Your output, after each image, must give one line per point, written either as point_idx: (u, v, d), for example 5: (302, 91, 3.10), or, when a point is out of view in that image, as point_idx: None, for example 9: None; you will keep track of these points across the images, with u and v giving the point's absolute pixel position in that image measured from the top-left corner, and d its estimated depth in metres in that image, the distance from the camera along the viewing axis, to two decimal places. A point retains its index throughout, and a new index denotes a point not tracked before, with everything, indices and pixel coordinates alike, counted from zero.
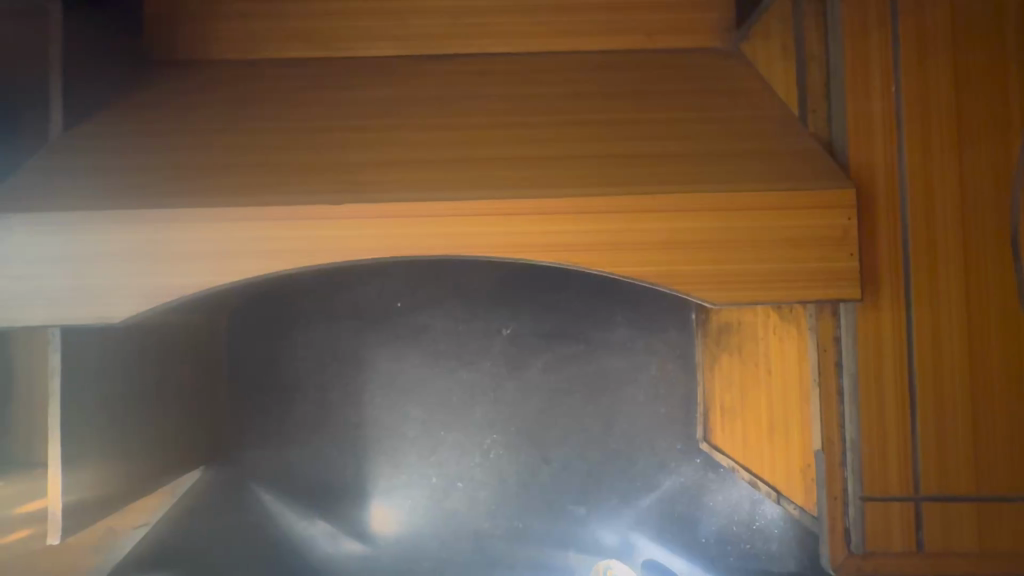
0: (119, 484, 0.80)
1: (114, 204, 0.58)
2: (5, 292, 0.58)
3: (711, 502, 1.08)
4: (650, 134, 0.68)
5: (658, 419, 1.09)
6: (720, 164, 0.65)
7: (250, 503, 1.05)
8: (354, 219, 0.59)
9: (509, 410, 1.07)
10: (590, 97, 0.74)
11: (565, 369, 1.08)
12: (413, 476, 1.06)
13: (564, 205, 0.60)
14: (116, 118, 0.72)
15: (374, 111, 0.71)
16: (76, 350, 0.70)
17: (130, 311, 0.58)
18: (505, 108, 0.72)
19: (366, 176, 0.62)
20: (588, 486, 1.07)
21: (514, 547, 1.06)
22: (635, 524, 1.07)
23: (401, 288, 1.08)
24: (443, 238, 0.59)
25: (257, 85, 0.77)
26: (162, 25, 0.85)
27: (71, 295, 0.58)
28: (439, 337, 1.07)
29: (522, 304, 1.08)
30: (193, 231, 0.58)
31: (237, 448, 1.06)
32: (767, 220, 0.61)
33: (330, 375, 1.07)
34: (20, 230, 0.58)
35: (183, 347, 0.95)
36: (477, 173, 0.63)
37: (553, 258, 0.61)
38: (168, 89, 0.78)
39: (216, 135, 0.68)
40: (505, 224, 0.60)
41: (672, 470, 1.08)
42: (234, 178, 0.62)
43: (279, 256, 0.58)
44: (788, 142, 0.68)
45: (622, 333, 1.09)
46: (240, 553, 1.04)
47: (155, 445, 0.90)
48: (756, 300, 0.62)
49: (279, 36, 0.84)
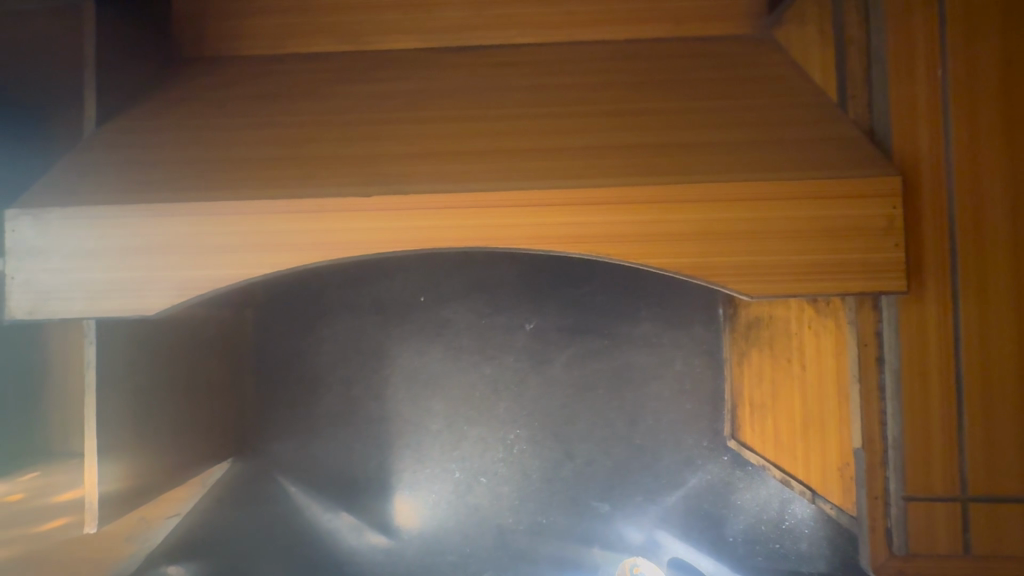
0: (152, 475, 0.81)
1: (148, 198, 0.59)
2: (45, 285, 0.59)
3: (738, 501, 1.06)
4: (681, 123, 0.67)
5: (684, 415, 1.07)
6: (754, 153, 0.63)
7: (276, 495, 1.06)
8: (382, 211, 0.58)
9: (533, 406, 1.06)
10: (618, 87, 0.72)
11: (589, 364, 1.07)
12: (437, 470, 1.06)
13: (596, 195, 0.59)
14: (147, 114, 0.73)
15: (400, 103, 0.71)
16: (111, 343, 0.71)
17: (165, 302, 0.59)
18: (531, 99, 0.71)
19: (394, 168, 0.61)
20: (613, 483, 1.06)
21: (538, 542, 1.05)
22: (660, 522, 1.06)
23: (425, 282, 1.07)
24: (475, 230, 0.59)
25: (284, 79, 0.77)
26: (189, 22, 0.86)
27: (107, 287, 0.59)
28: (462, 331, 1.07)
29: (545, 299, 1.07)
30: (226, 223, 0.58)
31: (264, 441, 1.07)
32: (806, 210, 0.59)
33: (354, 369, 1.07)
34: (59, 224, 0.59)
35: (211, 339, 0.96)
36: (505, 164, 0.62)
37: (585, 249, 0.60)
38: (195, 86, 0.78)
39: (246, 129, 0.68)
40: (535, 215, 0.59)
41: (699, 467, 1.06)
42: (263, 172, 0.62)
43: (310, 248, 0.58)
44: (826, 129, 0.66)
45: (647, 328, 1.07)
46: (266, 546, 1.05)
47: (187, 437, 0.91)
48: (795, 293, 0.60)
49: (303, 32, 0.84)
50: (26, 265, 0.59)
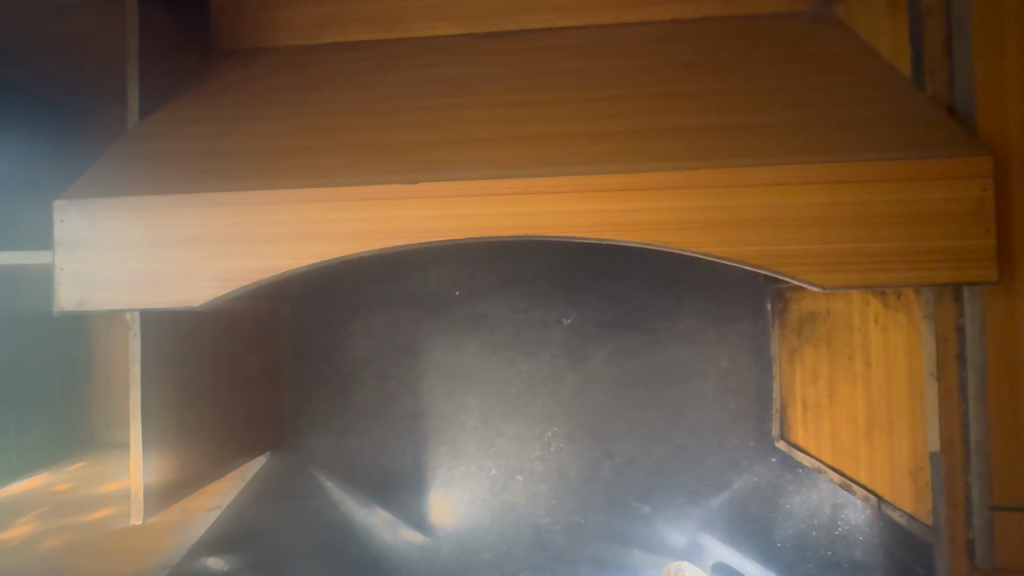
0: (193, 469, 0.81)
1: (191, 189, 0.58)
2: (92, 276, 0.59)
3: (787, 505, 1.01)
4: (740, 104, 0.63)
5: (729, 415, 1.02)
6: (824, 134, 0.58)
7: (313, 489, 1.06)
8: (427, 199, 0.56)
9: (570, 403, 1.03)
10: (669, 69, 0.69)
11: (628, 361, 1.03)
12: (472, 467, 1.04)
13: (653, 180, 0.55)
14: (188, 106, 0.73)
15: (441, 90, 0.68)
16: (156, 335, 0.72)
17: (209, 294, 0.58)
18: (578, 83, 0.67)
19: (438, 156, 0.59)
20: (654, 484, 1.02)
21: (576, 543, 1.02)
22: (703, 525, 1.02)
23: (459, 276, 1.05)
24: (524, 219, 0.56)
25: (322, 69, 0.76)
26: (224, 14, 0.85)
27: (151, 278, 0.58)
28: (498, 326, 1.05)
29: (582, 293, 1.04)
30: (268, 213, 0.57)
31: (300, 435, 1.07)
32: (883, 195, 0.55)
33: (388, 363, 1.06)
34: (104, 215, 0.59)
35: (248, 333, 0.96)
36: (553, 150, 0.59)
37: (643, 238, 0.56)
38: (234, 77, 0.77)
39: (286, 120, 0.67)
40: (588, 201, 0.55)
41: (745, 469, 1.02)
42: (305, 162, 0.60)
43: (353, 238, 0.56)
44: (901, 107, 0.61)
45: (689, 324, 1.03)
46: (302, 541, 1.04)
47: (228, 431, 0.91)
48: (871, 284, 0.56)
49: (340, 21, 0.82)
50: (73, 257, 0.59)
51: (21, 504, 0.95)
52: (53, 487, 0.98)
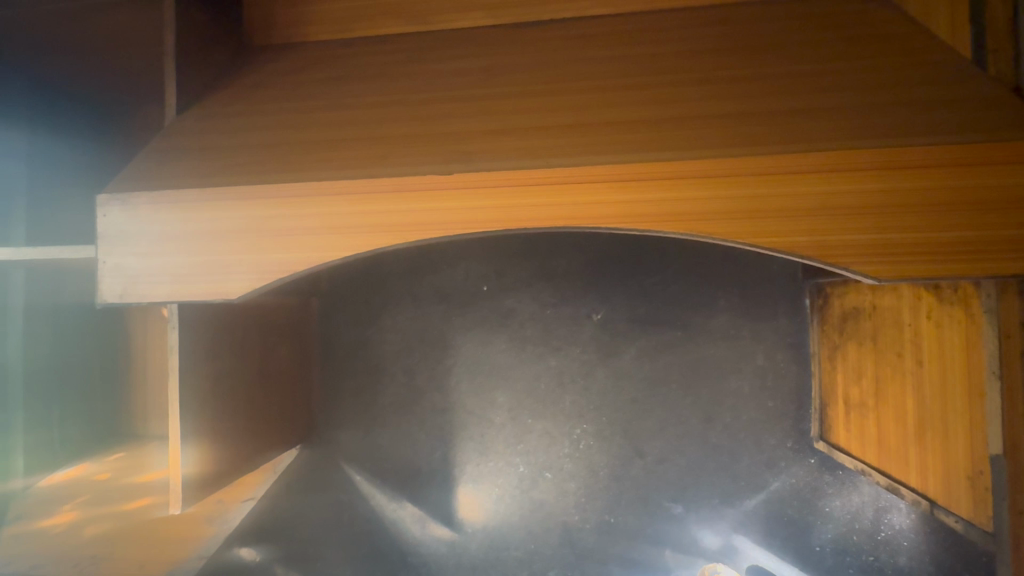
0: (230, 461, 0.82)
1: (229, 182, 0.58)
2: (134, 269, 0.60)
3: (826, 508, 0.98)
4: (788, 89, 0.60)
5: (766, 414, 0.99)
6: (879, 118, 0.55)
7: (343, 483, 1.06)
8: (463, 190, 0.55)
9: (601, 400, 1.02)
10: (710, 54, 0.66)
11: (660, 357, 1.01)
12: (501, 464, 1.03)
13: (695, 168, 0.53)
14: (224, 101, 0.73)
15: (473, 80, 0.67)
16: (193, 328, 0.73)
17: (246, 286, 0.58)
18: (614, 71, 0.66)
19: (473, 146, 0.58)
20: (687, 483, 1.00)
21: (606, 543, 1.01)
22: (738, 527, 0.99)
23: (488, 271, 1.04)
24: (560, 208, 0.54)
25: (353, 62, 0.76)
26: (256, 11, 0.86)
27: (190, 271, 0.59)
28: (527, 322, 1.03)
29: (613, 287, 1.02)
30: (303, 204, 0.56)
31: (330, 429, 1.08)
32: (948, 179, 0.51)
33: (417, 359, 1.06)
34: (144, 207, 0.60)
35: (280, 328, 0.96)
36: (593, 138, 0.57)
37: (684, 228, 0.54)
38: (267, 73, 0.78)
39: (319, 113, 0.67)
40: (627, 191, 0.53)
41: (782, 470, 0.99)
42: (338, 153, 0.60)
43: (388, 230, 0.56)
44: (959, 89, 0.57)
45: (724, 320, 1.00)
46: (331, 534, 1.05)
47: (263, 424, 0.92)
48: (925, 276, 0.53)
49: (370, 14, 0.82)
50: (116, 250, 0.60)
51: (63, 492, 0.97)
52: (94, 476, 1.00)
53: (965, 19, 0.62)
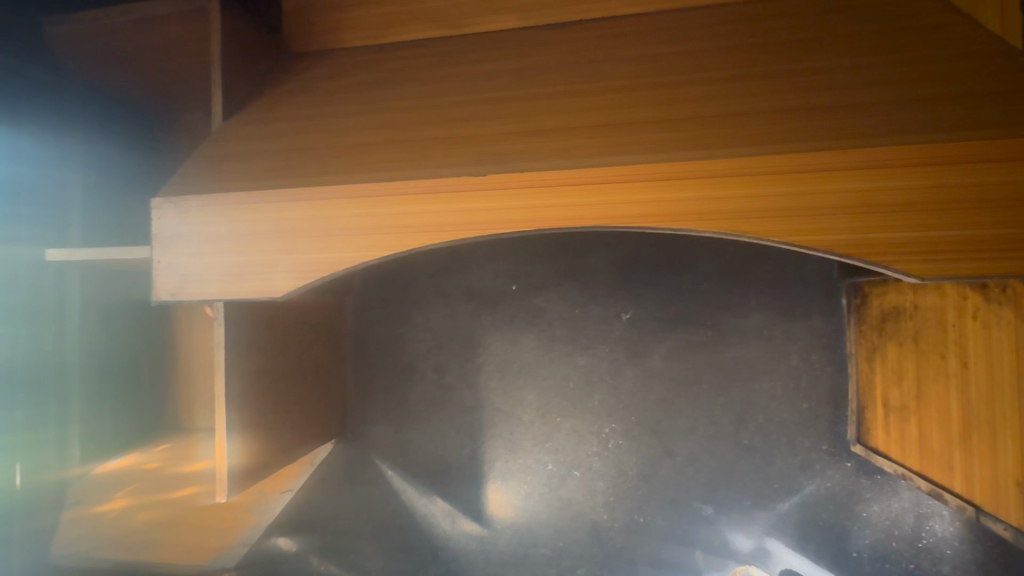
0: (270, 453, 0.85)
1: (274, 185, 0.61)
2: (185, 268, 0.63)
3: (864, 513, 0.95)
4: (824, 85, 0.59)
5: (801, 416, 0.97)
6: (923, 112, 0.54)
7: (375, 477, 1.09)
8: (498, 191, 0.56)
9: (629, 399, 1.01)
10: (745, 50, 0.65)
11: (690, 357, 1.00)
12: (529, 462, 1.04)
13: (729, 166, 0.53)
14: (266, 108, 0.76)
15: (505, 83, 0.69)
16: (236, 325, 0.76)
17: (289, 285, 0.61)
18: (646, 70, 0.66)
19: (506, 147, 0.59)
20: (717, 484, 0.99)
21: (634, 542, 1.01)
22: (770, 530, 0.98)
23: (516, 271, 1.05)
24: (593, 208, 0.55)
25: (387, 67, 0.78)
26: (294, 20, 0.89)
27: (237, 270, 0.62)
28: (555, 321, 1.04)
29: (642, 286, 1.02)
30: (344, 205, 0.59)
31: (363, 425, 1.10)
32: (998, 175, 0.50)
33: (447, 356, 1.08)
34: (194, 210, 0.63)
35: (316, 324, 0.99)
36: (626, 138, 0.57)
37: (717, 227, 0.54)
38: (306, 79, 0.81)
39: (357, 117, 0.69)
40: (659, 189, 0.54)
41: (817, 473, 0.97)
42: (376, 157, 0.62)
43: (424, 230, 0.57)
44: (1006, 81, 0.55)
45: (756, 320, 0.99)
46: (363, 526, 1.08)
47: (302, 419, 0.95)
48: (969, 273, 0.52)
49: (403, 19, 0.84)
50: (169, 251, 0.64)
51: (112, 481, 1.03)
52: (141, 466, 1.05)
53: (1014, 11, 0.60)
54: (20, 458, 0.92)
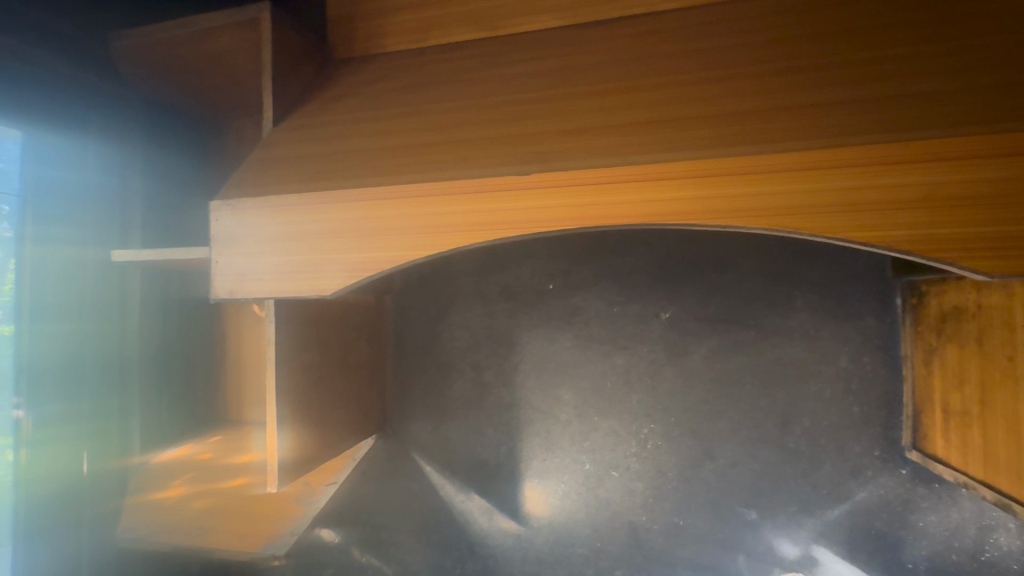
0: (317, 448, 0.88)
1: (323, 187, 0.63)
2: (242, 267, 0.66)
3: (920, 523, 0.91)
4: (878, 75, 0.57)
5: (851, 420, 0.94)
6: (988, 101, 0.51)
7: (413, 472, 1.11)
8: (541, 190, 0.56)
9: (669, 400, 1.00)
10: (792, 42, 0.64)
11: (733, 358, 0.98)
12: (567, 461, 1.04)
13: (777, 162, 0.51)
14: (313, 113, 0.79)
15: (544, 82, 0.69)
16: (285, 322, 0.80)
17: (338, 283, 0.63)
18: (688, 65, 0.65)
19: (548, 146, 0.60)
20: (760, 488, 0.96)
21: (674, 545, 0.99)
22: (818, 537, 0.94)
23: (554, 270, 1.05)
24: (636, 206, 0.54)
25: (428, 70, 0.79)
26: (338, 27, 0.92)
27: (289, 269, 0.64)
28: (592, 320, 1.03)
29: (682, 286, 1.00)
30: (391, 206, 0.60)
31: (402, 422, 1.12)
32: None
33: (484, 355, 1.08)
34: (249, 211, 0.66)
35: (359, 323, 1.02)
36: (669, 134, 0.57)
37: (766, 223, 0.52)
38: (350, 84, 0.83)
39: (401, 119, 0.71)
40: (703, 186, 0.53)
41: (869, 480, 0.93)
42: (421, 158, 0.63)
43: (468, 230, 0.58)
44: None
45: (803, 320, 0.95)
46: (402, 520, 1.10)
47: (346, 415, 0.97)
48: None
49: (443, 22, 0.85)
50: (225, 251, 0.67)
51: (169, 469, 1.06)
52: (195, 456, 1.08)
53: None
54: (87, 445, 0.97)
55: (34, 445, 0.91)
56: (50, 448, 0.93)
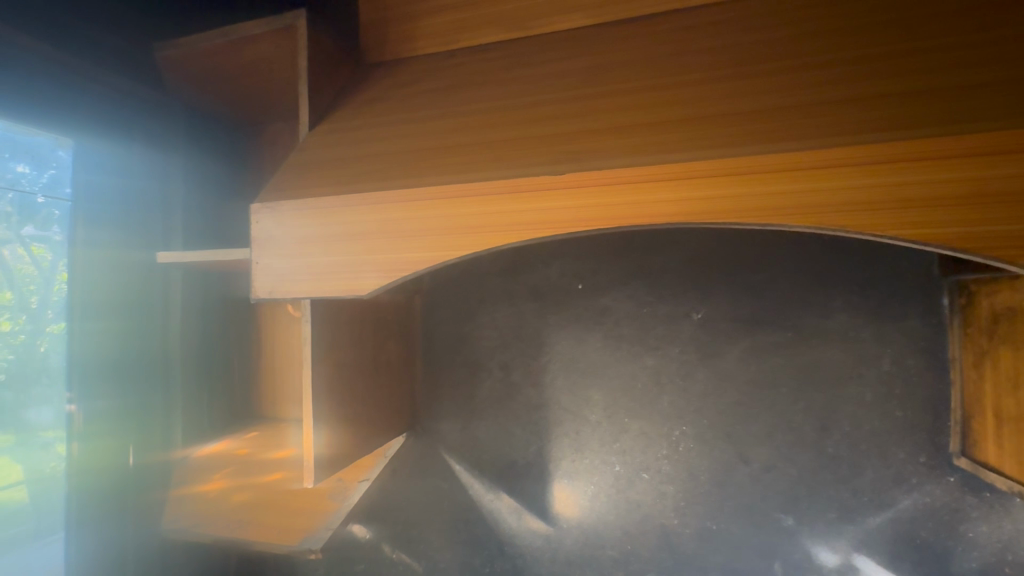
0: (350, 445, 0.89)
1: (359, 189, 0.65)
2: (280, 268, 0.68)
3: (969, 534, 0.87)
4: (926, 66, 0.55)
5: (894, 424, 0.90)
6: None
7: (442, 471, 1.12)
8: (573, 190, 0.56)
9: (701, 401, 0.98)
10: (835, 33, 0.62)
11: (768, 360, 0.95)
12: (596, 462, 1.03)
13: (820, 158, 0.50)
14: (347, 117, 0.81)
15: (575, 81, 0.69)
16: (320, 321, 0.82)
17: (373, 284, 0.64)
18: (724, 61, 0.64)
19: (580, 145, 0.59)
20: (798, 494, 0.94)
21: (706, 550, 0.97)
22: (858, 545, 0.91)
23: (583, 269, 1.05)
24: (670, 205, 0.54)
25: (459, 71, 0.80)
26: (370, 31, 0.93)
27: (326, 270, 0.66)
28: (622, 320, 1.02)
29: (715, 286, 0.98)
30: (425, 207, 0.61)
31: (431, 421, 1.13)
32: None
33: (513, 355, 1.09)
34: (287, 213, 0.68)
35: (389, 322, 1.03)
36: (705, 131, 0.56)
37: (808, 221, 0.51)
38: (383, 87, 0.85)
39: (434, 121, 0.71)
40: (740, 185, 0.52)
41: (913, 487, 0.89)
42: (453, 159, 0.64)
43: (501, 230, 0.58)
44: None
45: (842, 320, 0.92)
46: (432, 518, 1.12)
47: (379, 413, 0.99)
48: None
49: (473, 24, 0.86)
50: (264, 252, 0.69)
51: (210, 463, 1.09)
52: (234, 451, 1.11)
53: None
54: (132, 440, 1.01)
55: (84, 439, 0.95)
56: (99, 443, 0.96)
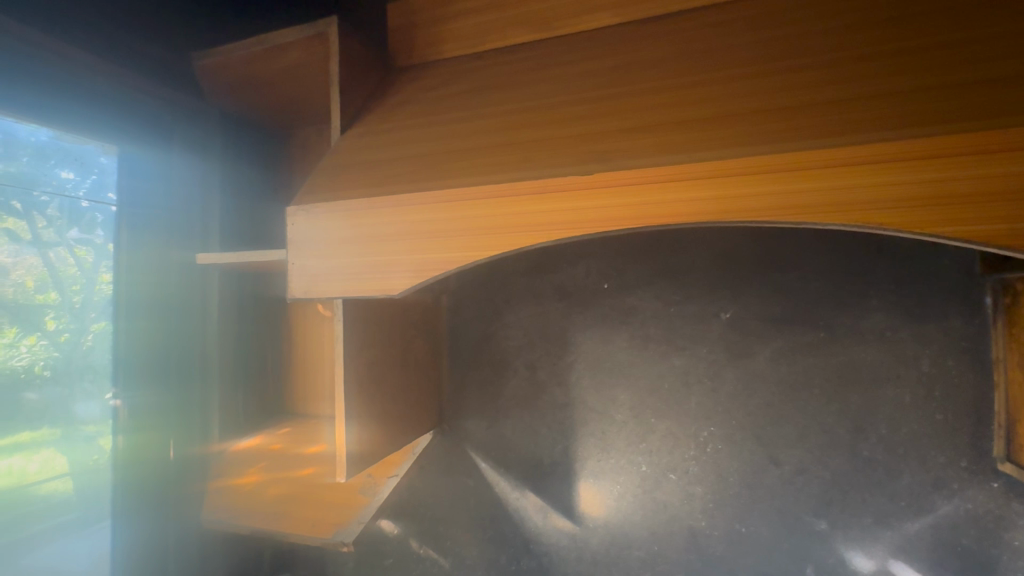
0: (380, 442, 0.91)
1: (391, 191, 0.66)
2: (315, 268, 0.70)
3: (1015, 542, 0.84)
4: (971, 59, 0.53)
5: (933, 428, 0.88)
6: None
7: (469, 468, 1.13)
8: (603, 190, 0.56)
9: (730, 402, 0.97)
10: (873, 25, 0.60)
11: (799, 360, 0.94)
12: (623, 462, 1.03)
13: (857, 154, 0.49)
14: (378, 120, 0.83)
15: (604, 81, 0.69)
16: (351, 321, 0.84)
17: (405, 283, 0.65)
18: (756, 57, 0.63)
19: (609, 145, 0.60)
20: (831, 498, 0.92)
21: (735, 552, 0.96)
22: (895, 551, 0.89)
23: (608, 269, 1.05)
24: (702, 204, 0.53)
25: (487, 74, 0.81)
26: (398, 35, 0.95)
27: (359, 270, 0.68)
28: (649, 320, 1.02)
29: (744, 285, 0.97)
30: (456, 208, 0.62)
31: (457, 419, 1.14)
32: None
33: (538, 354, 1.09)
34: (322, 215, 0.70)
35: (417, 321, 1.05)
36: (736, 129, 0.56)
37: (845, 218, 0.50)
38: (412, 91, 0.86)
39: (463, 123, 0.73)
40: (774, 182, 0.51)
41: (954, 493, 0.86)
42: (483, 160, 0.65)
43: (531, 230, 0.59)
44: None
45: (877, 320, 0.90)
46: (458, 515, 1.13)
47: (407, 411, 1.01)
48: None
49: (500, 26, 0.86)
50: (300, 253, 0.71)
51: (245, 457, 1.12)
52: (267, 446, 1.14)
53: None
54: (172, 434, 1.05)
55: (129, 432, 0.99)
56: (143, 437, 1.01)
